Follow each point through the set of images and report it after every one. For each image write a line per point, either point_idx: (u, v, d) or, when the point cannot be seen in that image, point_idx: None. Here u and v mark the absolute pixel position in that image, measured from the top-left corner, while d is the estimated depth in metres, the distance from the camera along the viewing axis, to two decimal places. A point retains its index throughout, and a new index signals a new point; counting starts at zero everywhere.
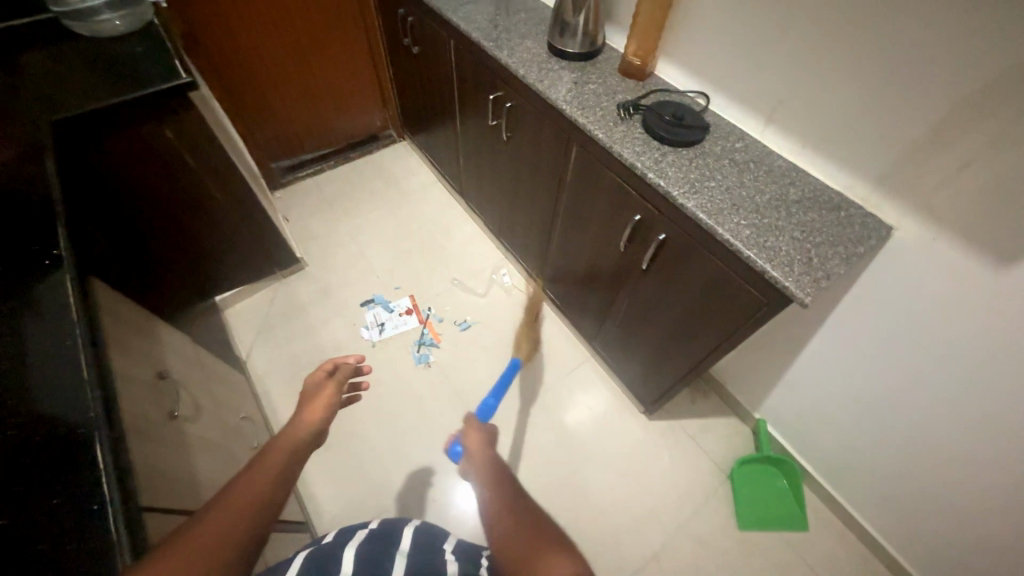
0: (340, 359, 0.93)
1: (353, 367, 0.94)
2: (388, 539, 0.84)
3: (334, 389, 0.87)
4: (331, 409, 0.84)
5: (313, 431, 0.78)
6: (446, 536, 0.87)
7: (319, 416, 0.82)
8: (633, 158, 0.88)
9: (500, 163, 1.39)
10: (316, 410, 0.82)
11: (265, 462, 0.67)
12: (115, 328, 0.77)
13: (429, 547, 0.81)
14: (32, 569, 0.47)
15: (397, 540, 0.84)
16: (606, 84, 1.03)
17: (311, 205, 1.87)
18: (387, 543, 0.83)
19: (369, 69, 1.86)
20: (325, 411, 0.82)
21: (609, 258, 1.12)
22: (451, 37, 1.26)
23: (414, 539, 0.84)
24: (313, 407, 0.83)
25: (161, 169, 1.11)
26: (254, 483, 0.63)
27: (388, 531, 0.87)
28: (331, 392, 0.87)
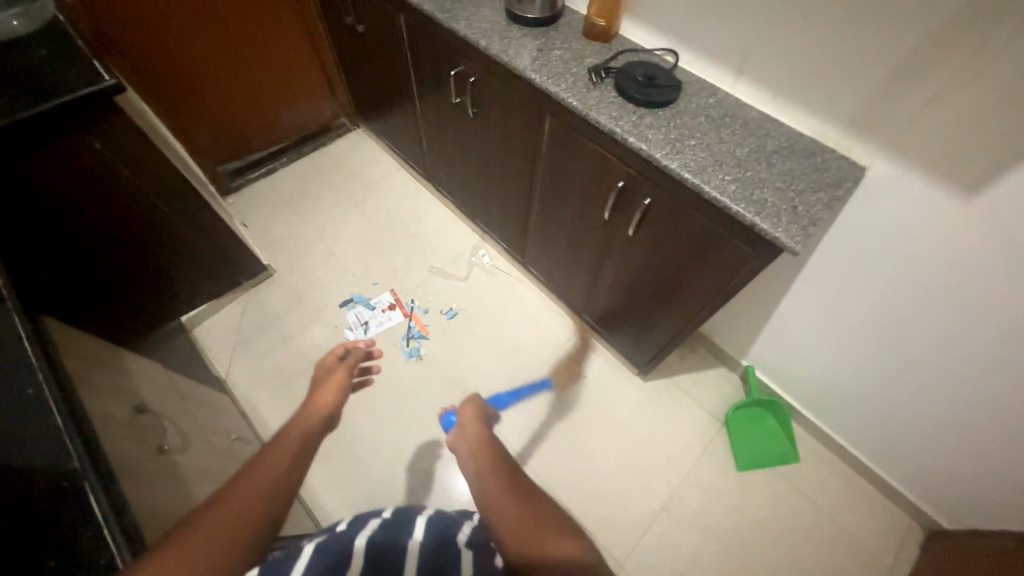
0: (352, 346, 0.94)
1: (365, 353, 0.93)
2: (400, 525, 0.86)
3: (342, 378, 0.92)
4: (337, 399, 0.88)
5: (325, 417, 0.82)
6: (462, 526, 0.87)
7: (328, 400, 0.86)
8: (611, 124, 0.85)
9: (467, 142, 1.34)
10: (326, 396, 0.87)
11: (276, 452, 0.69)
12: (80, 366, 0.70)
13: (443, 538, 0.81)
14: None
15: (412, 531, 0.83)
16: (571, 49, 1.00)
17: (269, 206, 1.75)
18: (399, 529, 0.84)
19: (311, 54, 1.74)
20: (333, 395, 0.86)
21: (593, 228, 1.11)
22: (400, 11, 1.18)
23: (427, 527, 0.84)
24: (322, 393, 0.87)
25: (96, 186, 0.99)
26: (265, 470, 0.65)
27: (402, 520, 0.88)
28: (340, 380, 0.91)
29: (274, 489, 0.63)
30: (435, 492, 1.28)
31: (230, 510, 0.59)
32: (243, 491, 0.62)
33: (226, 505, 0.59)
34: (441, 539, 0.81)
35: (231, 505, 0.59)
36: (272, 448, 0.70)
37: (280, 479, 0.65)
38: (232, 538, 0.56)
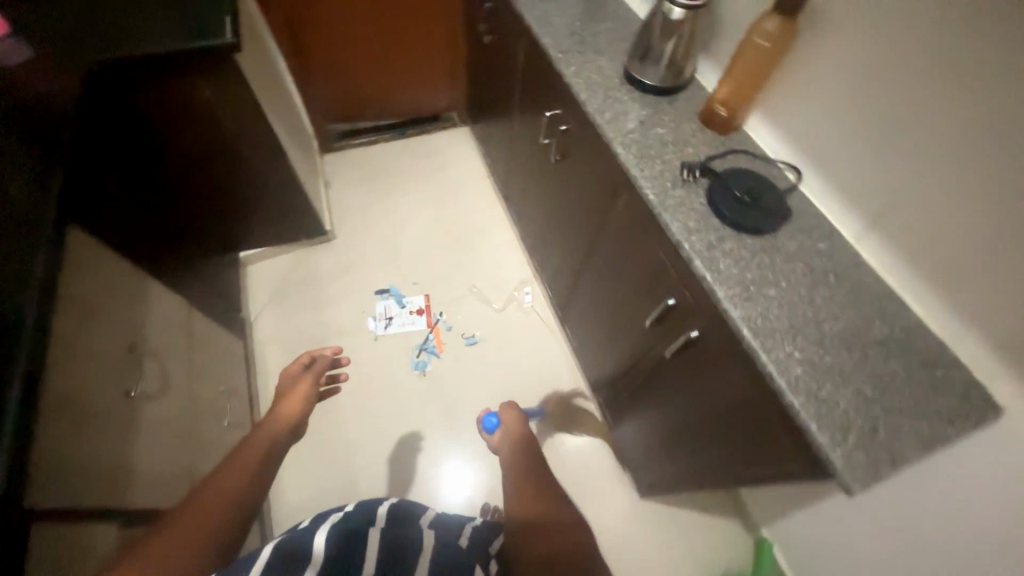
0: (316, 351, 0.97)
1: (330, 362, 0.97)
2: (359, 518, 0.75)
3: (308, 387, 0.92)
4: (306, 405, 0.89)
5: (291, 429, 0.84)
6: (426, 512, 0.86)
7: (294, 410, 0.87)
8: (681, 237, 0.72)
9: (545, 182, 1.25)
10: (293, 407, 0.88)
11: (239, 464, 0.72)
12: (93, 294, 0.75)
13: (404, 528, 0.78)
14: None
15: (372, 520, 0.75)
16: (677, 130, 0.86)
17: (356, 174, 1.81)
18: (361, 519, 0.74)
19: (443, 46, 1.74)
20: (299, 406, 0.88)
21: (634, 327, 0.96)
22: (522, 36, 1.13)
23: (389, 517, 0.78)
24: (289, 404, 0.88)
25: (194, 123, 1.07)
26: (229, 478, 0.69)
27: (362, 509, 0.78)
28: (307, 387, 0.92)
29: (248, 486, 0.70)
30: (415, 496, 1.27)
31: (206, 502, 0.65)
32: (209, 495, 0.66)
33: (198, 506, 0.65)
34: (404, 524, 0.79)
35: (203, 505, 0.65)
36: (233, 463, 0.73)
37: (246, 475, 0.71)
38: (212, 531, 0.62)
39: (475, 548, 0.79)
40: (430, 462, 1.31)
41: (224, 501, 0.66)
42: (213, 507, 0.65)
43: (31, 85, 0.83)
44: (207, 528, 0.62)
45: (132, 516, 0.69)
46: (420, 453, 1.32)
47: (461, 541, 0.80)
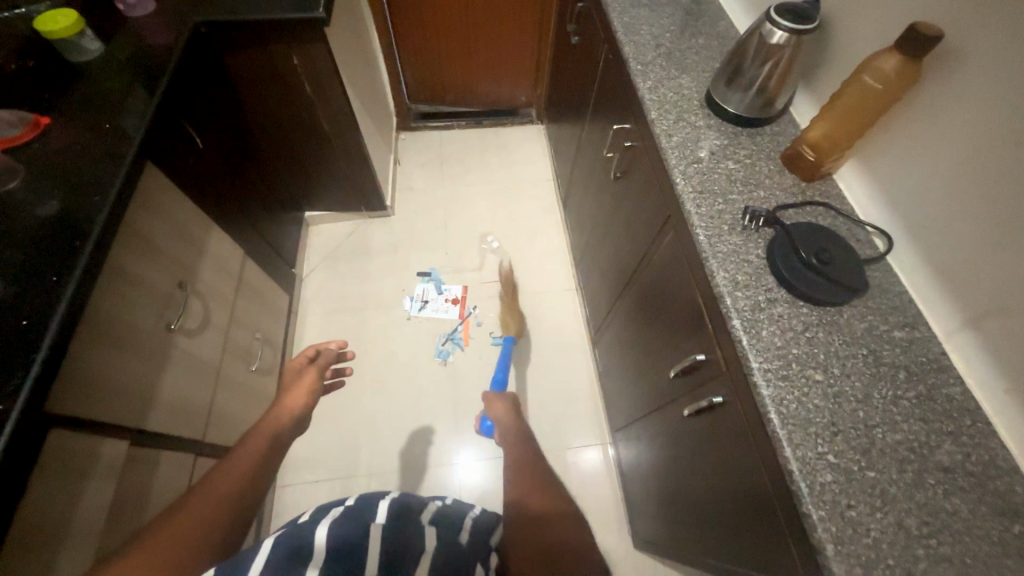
0: (321, 345, 0.90)
1: (334, 356, 0.89)
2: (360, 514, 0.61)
3: (313, 378, 0.82)
4: (308, 401, 0.78)
5: (294, 422, 0.73)
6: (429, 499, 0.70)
7: (298, 404, 0.76)
8: (724, 290, 0.64)
9: (603, 197, 1.19)
10: (294, 399, 0.77)
11: (236, 459, 0.63)
12: (155, 231, 0.82)
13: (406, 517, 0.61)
14: None
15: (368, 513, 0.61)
16: (751, 167, 0.76)
17: (425, 156, 1.85)
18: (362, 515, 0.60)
19: (532, 41, 1.71)
20: (302, 399, 0.77)
21: (659, 372, 0.88)
22: (606, 42, 1.07)
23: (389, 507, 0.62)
24: (290, 396, 0.77)
25: (279, 87, 1.14)
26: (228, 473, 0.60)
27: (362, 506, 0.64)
28: (311, 379, 0.82)
29: (245, 483, 0.60)
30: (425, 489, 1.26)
31: (198, 503, 0.55)
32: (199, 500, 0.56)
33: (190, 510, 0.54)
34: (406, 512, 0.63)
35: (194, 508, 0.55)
36: (231, 458, 0.63)
37: (244, 474, 0.61)
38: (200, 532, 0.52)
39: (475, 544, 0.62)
40: (435, 450, 1.32)
41: (220, 504, 0.56)
42: (206, 514, 0.54)
43: (146, 35, 0.92)
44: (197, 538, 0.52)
45: (144, 437, 0.76)
46: (424, 440, 1.33)
47: (461, 535, 0.63)
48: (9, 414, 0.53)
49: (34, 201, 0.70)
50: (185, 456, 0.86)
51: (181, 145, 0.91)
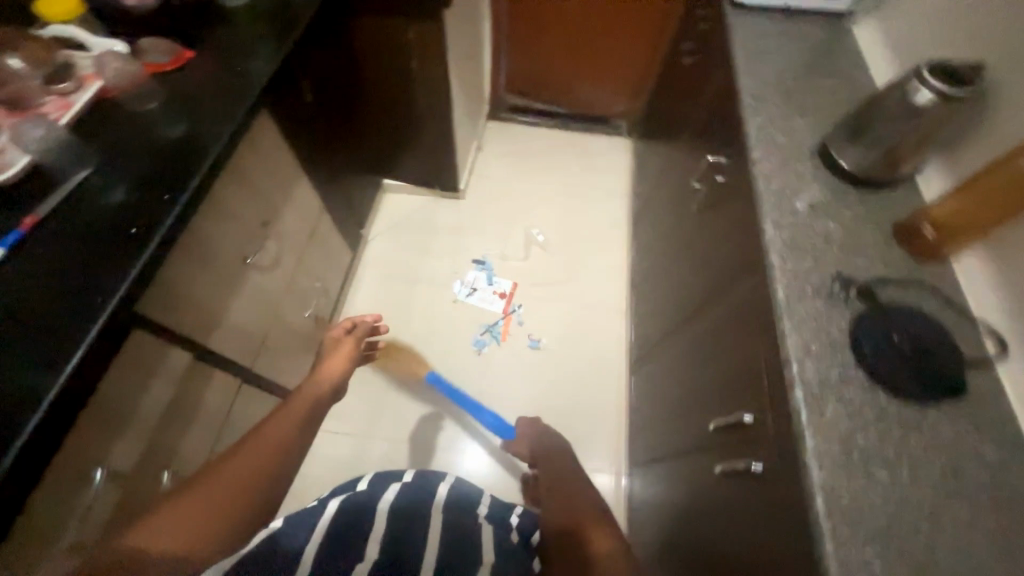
0: (356, 318, 1.03)
1: (369, 329, 1.02)
2: (422, 492, 0.93)
3: (349, 346, 0.96)
4: (347, 367, 0.91)
5: (331, 387, 0.85)
6: (479, 499, 0.98)
7: (337, 368, 0.90)
8: (792, 356, 0.59)
9: (679, 227, 1.14)
10: (334, 364, 0.91)
11: (276, 422, 0.73)
12: (255, 170, 0.89)
13: (462, 509, 0.92)
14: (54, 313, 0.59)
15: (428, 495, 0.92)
16: (854, 231, 0.69)
17: (507, 148, 1.87)
18: (425, 496, 0.92)
19: (641, 55, 1.66)
20: (339, 364, 0.90)
21: (696, 421, 0.84)
22: (722, 68, 1.01)
23: (449, 500, 0.93)
24: (331, 362, 0.91)
25: (391, 58, 1.20)
26: (269, 435, 0.70)
27: (424, 482, 0.97)
28: (348, 348, 0.95)
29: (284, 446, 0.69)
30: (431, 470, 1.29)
31: (232, 470, 0.64)
32: (231, 470, 0.63)
33: (224, 477, 0.62)
34: (462, 507, 0.92)
35: (225, 478, 0.62)
36: (274, 420, 0.74)
37: (280, 439, 0.70)
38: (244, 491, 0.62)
39: (524, 544, 0.89)
40: (450, 435, 1.34)
41: (256, 469, 0.65)
42: (238, 481, 0.62)
43: None
44: (227, 511, 0.59)
45: (207, 354, 0.83)
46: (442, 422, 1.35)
47: (512, 535, 0.90)
48: (108, 304, 0.60)
49: (166, 124, 0.78)
50: (234, 379, 0.92)
51: (294, 98, 0.98)
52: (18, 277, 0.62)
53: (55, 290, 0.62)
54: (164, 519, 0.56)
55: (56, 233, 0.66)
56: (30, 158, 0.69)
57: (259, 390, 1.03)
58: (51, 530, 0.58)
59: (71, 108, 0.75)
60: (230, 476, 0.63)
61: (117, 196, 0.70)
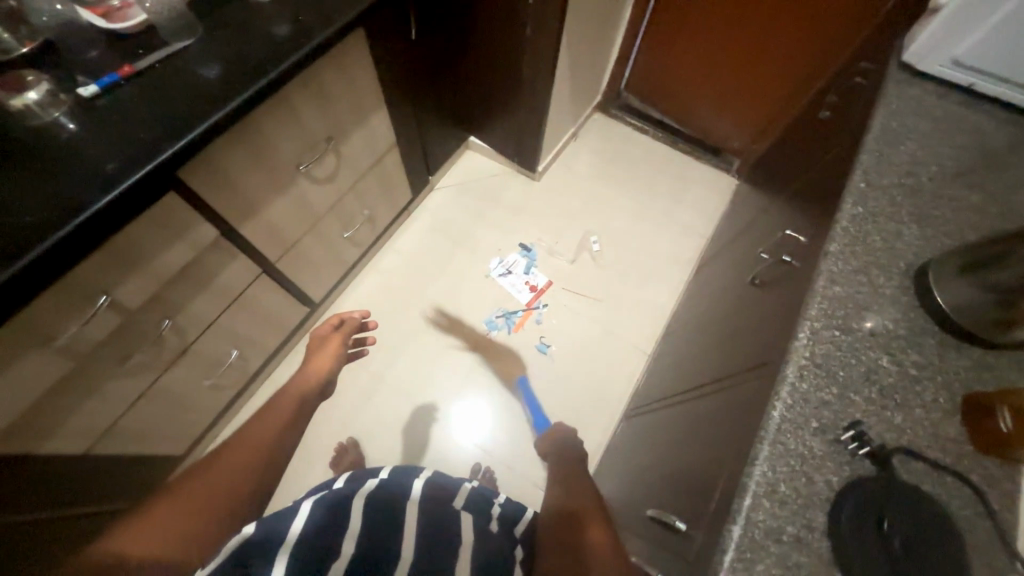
0: (342, 313, 1.12)
1: (356, 322, 1.12)
2: (395, 490, 0.80)
3: (337, 342, 1.06)
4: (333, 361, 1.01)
5: (319, 388, 0.91)
6: (456, 491, 0.90)
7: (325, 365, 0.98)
8: (752, 486, 0.49)
9: (731, 294, 1.01)
10: (322, 358, 1.00)
11: (250, 437, 0.70)
12: (332, 86, 0.92)
13: (438, 500, 0.83)
14: (113, 155, 0.67)
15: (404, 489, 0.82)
16: (908, 380, 0.55)
17: (603, 146, 1.77)
18: (395, 496, 0.78)
19: (781, 95, 1.44)
20: (328, 361, 0.99)
21: (646, 499, 0.76)
22: (851, 136, 0.85)
23: (425, 491, 0.83)
24: (319, 356, 1.01)
25: (508, 19, 1.16)
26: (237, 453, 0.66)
27: (395, 483, 0.83)
28: (336, 345, 1.05)
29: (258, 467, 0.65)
30: (400, 422, 1.32)
31: (205, 485, 0.60)
32: (200, 483, 0.60)
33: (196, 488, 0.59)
34: (440, 498, 0.84)
35: (196, 489, 0.59)
36: (244, 436, 0.71)
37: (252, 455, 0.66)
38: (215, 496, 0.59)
39: (507, 534, 0.84)
40: (429, 398, 1.35)
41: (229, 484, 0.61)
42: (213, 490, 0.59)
43: None
44: (205, 516, 0.56)
45: (232, 234, 0.90)
46: (425, 383, 1.37)
47: (492, 524, 0.84)
48: (151, 161, 0.67)
49: (268, 19, 0.83)
50: (254, 266, 1.00)
51: (394, 30, 0.99)
52: (99, 114, 0.71)
53: (121, 135, 0.69)
54: (135, 533, 0.52)
55: (143, 87, 0.74)
56: (148, 18, 0.78)
57: (278, 286, 1.12)
58: (50, 329, 0.67)
59: None
60: (206, 488, 0.59)
61: (200, 71, 0.76)
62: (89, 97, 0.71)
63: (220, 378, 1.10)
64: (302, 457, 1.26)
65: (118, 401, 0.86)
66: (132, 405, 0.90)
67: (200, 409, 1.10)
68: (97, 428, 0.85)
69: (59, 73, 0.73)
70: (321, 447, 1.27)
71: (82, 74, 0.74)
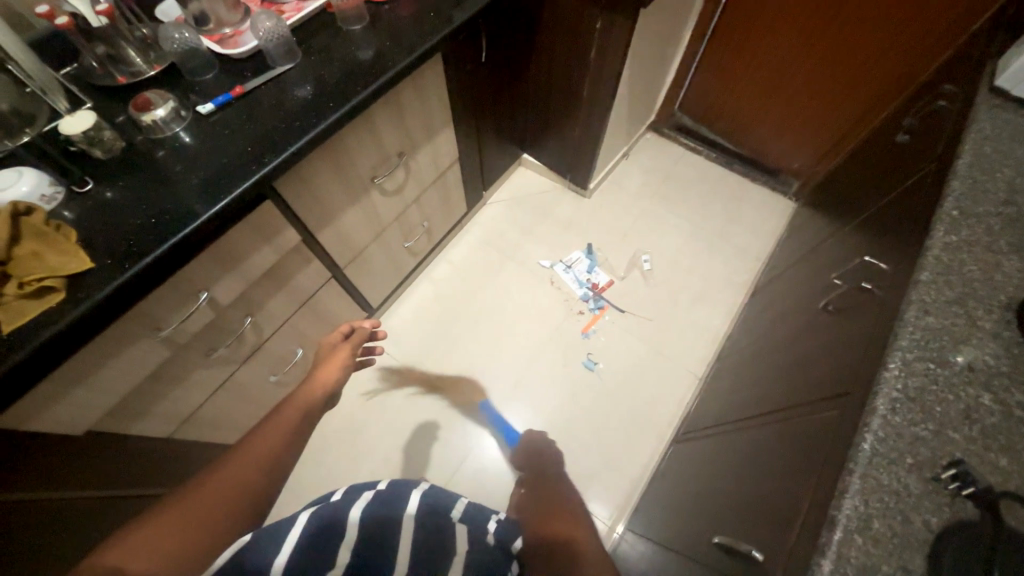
0: (353, 321, 0.84)
1: (368, 333, 0.83)
2: (391, 503, 0.74)
3: (344, 355, 0.78)
4: (336, 380, 0.74)
5: (324, 398, 0.70)
6: (452, 504, 0.81)
7: (329, 379, 0.73)
8: (841, 521, 0.48)
9: (795, 320, 0.98)
10: (324, 377, 0.74)
11: (288, 413, 0.64)
12: (409, 106, 0.98)
13: (436, 514, 0.75)
14: (223, 166, 0.74)
15: (399, 504, 0.74)
16: (1014, 422, 0.52)
17: (655, 165, 1.78)
18: (390, 509, 0.72)
19: (848, 116, 1.41)
20: (333, 374, 0.74)
21: (706, 525, 0.74)
22: (935, 161, 0.82)
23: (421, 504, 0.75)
24: (319, 374, 0.74)
25: (572, 43, 1.20)
26: (278, 431, 0.60)
27: (393, 494, 0.78)
28: (341, 358, 0.77)
29: (287, 447, 0.59)
30: (446, 428, 1.33)
31: (236, 470, 0.54)
32: (229, 470, 0.54)
33: (202, 494, 0.50)
34: (437, 513, 0.75)
35: (218, 480, 0.52)
36: (279, 413, 0.64)
37: (288, 438, 0.60)
38: (239, 484, 0.53)
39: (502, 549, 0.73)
40: (473, 406, 1.37)
41: (257, 469, 0.55)
42: (217, 495, 0.51)
43: None
44: (218, 512, 0.49)
45: (311, 240, 0.97)
46: (471, 390, 1.39)
47: (486, 538, 0.74)
48: (255, 173, 0.73)
49: (358, 45, 0.90)
50: (325, 271, 1.06)
51: (467, 53, 1.04)
52: (213, 129, 0.79)
53: (230, 147, 0.77)
54: (143, 533, 0.46)
55: (250, 105, 0.82)
56: (258, 44, 0.86)
57: (343, 291, 1.18)
58: (158, 319, 0.74)
59: (301, 12, 0.90)
60: (234, 472, 0.53)
61: (298, 92, 0.83)
62: (206, 114, 0.80)
63: (285, 374, 1.16)
64: (350, 456, 1.30)
65: (200, 391, 0.93)
66: (211, 396, 0.97)
67: (265, 403, 1.17)
68: (180, 416, 0.92)
69: (181, 93, 0.82)
70: (369, 448, 1.30)
71: (201, 95, 0.83)
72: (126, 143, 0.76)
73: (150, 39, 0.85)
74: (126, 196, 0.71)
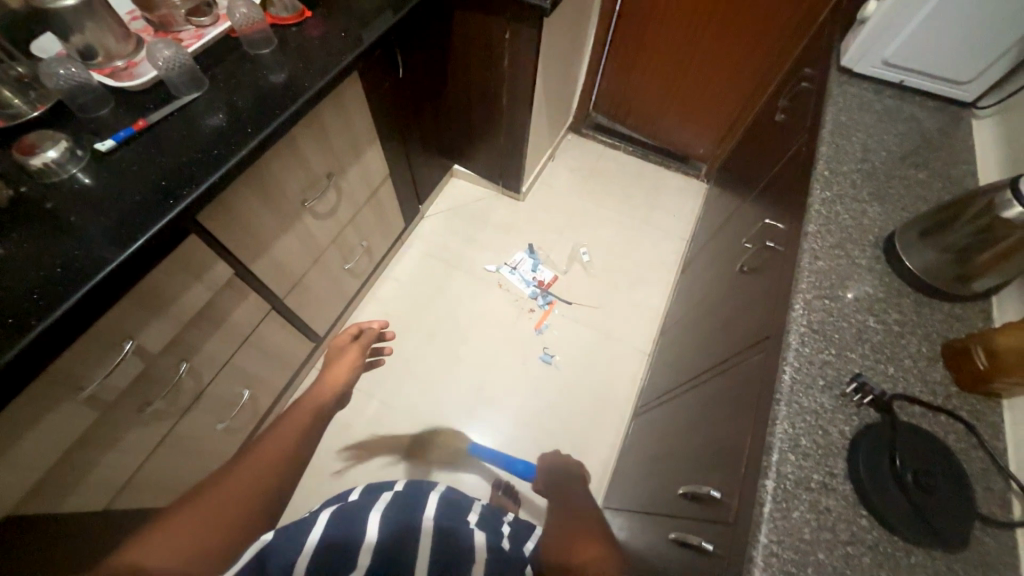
0: (364, 324, 0.96)
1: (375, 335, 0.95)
2: (411, 508, 0.79)
3: (354, 354, 0.92)
4: (347, 377, 0.88)
5: (336, 395, 0.84)
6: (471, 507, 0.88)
7: (342, 378, 0.87)
8: (778, 445, 0.54)
9: (719, 284, 1.09)
10: (338, 375, 0.87)
11: (259, 458, 0.65)
12: (331, 127, 0.98)
13: (453, 515, 0.80)
14: (137, 204, 0.70)
15: (421, 506, 0.80)
16: (894, 335, 0.62)
17: (580, 163, 1.88)
18: (412, 512, 0.78)
19: (737, 103, 1.59)
20: (345, 375, 0.87)
21: (671, 481, 0.80)
22: (807, 132, 0.96)
23: (439, 506, 0.81)
24: (335, 372, 0.88)
25: (485, 53, 1.25)
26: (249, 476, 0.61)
27: (413, 497, 0.83)
28: (353, 357, 0.92)
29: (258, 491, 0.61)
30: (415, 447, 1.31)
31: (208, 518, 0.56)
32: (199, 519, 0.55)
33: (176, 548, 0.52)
34: (455, 514, 0.81)
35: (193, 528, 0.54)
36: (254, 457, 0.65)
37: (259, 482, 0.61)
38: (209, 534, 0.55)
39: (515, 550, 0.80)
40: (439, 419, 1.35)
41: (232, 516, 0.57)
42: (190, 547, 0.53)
43: None
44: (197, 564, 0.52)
45: (243, 272, 0.92)
46: (435, 404, 1.38)
47: (504, 542, 0.81)
48: (173, 209, 0.69)
49: (269, 68, 0.88)
50: (264, 303, 1.02)
51: (384, 70, 1.06)
52: (119, 165, 0.74)
53: (141, 184, 0.72)
54: None
55: (158, 139, 0.77)
56: (158, 74, 0.82)
57: (286, 322, 1.13)
58: (80, 377, 0.67)
59: (201, 39, 0.87)
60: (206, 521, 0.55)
61: (212, 120, 0.80)
62: (106, 151, 0.74)
63: (233, 420, 1.09)
64: (315, 495, 1.23)
65: (138, 452, 0.85)
66: (150, 454, 0.89)
67: (214, 454, 1.09)
68: (118, 482, 0.83)
69: (75, 133, 0.76)
70: (335, 482, 1.24)
71: (98, 132, 0.77)
72: (13, 192, 0.69)
73: (28, 78, 0.77)
74: (24, 249, 0.65)
